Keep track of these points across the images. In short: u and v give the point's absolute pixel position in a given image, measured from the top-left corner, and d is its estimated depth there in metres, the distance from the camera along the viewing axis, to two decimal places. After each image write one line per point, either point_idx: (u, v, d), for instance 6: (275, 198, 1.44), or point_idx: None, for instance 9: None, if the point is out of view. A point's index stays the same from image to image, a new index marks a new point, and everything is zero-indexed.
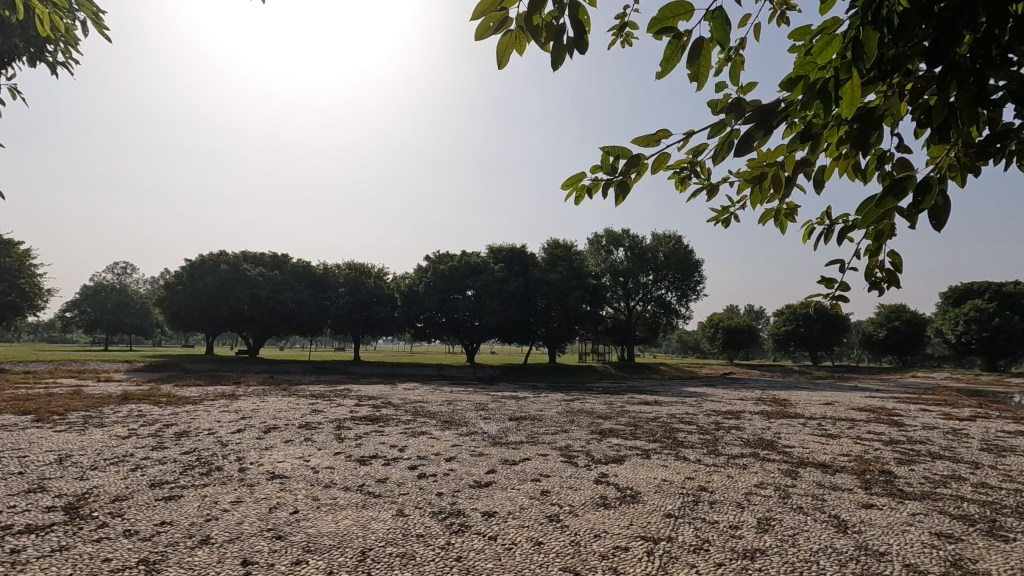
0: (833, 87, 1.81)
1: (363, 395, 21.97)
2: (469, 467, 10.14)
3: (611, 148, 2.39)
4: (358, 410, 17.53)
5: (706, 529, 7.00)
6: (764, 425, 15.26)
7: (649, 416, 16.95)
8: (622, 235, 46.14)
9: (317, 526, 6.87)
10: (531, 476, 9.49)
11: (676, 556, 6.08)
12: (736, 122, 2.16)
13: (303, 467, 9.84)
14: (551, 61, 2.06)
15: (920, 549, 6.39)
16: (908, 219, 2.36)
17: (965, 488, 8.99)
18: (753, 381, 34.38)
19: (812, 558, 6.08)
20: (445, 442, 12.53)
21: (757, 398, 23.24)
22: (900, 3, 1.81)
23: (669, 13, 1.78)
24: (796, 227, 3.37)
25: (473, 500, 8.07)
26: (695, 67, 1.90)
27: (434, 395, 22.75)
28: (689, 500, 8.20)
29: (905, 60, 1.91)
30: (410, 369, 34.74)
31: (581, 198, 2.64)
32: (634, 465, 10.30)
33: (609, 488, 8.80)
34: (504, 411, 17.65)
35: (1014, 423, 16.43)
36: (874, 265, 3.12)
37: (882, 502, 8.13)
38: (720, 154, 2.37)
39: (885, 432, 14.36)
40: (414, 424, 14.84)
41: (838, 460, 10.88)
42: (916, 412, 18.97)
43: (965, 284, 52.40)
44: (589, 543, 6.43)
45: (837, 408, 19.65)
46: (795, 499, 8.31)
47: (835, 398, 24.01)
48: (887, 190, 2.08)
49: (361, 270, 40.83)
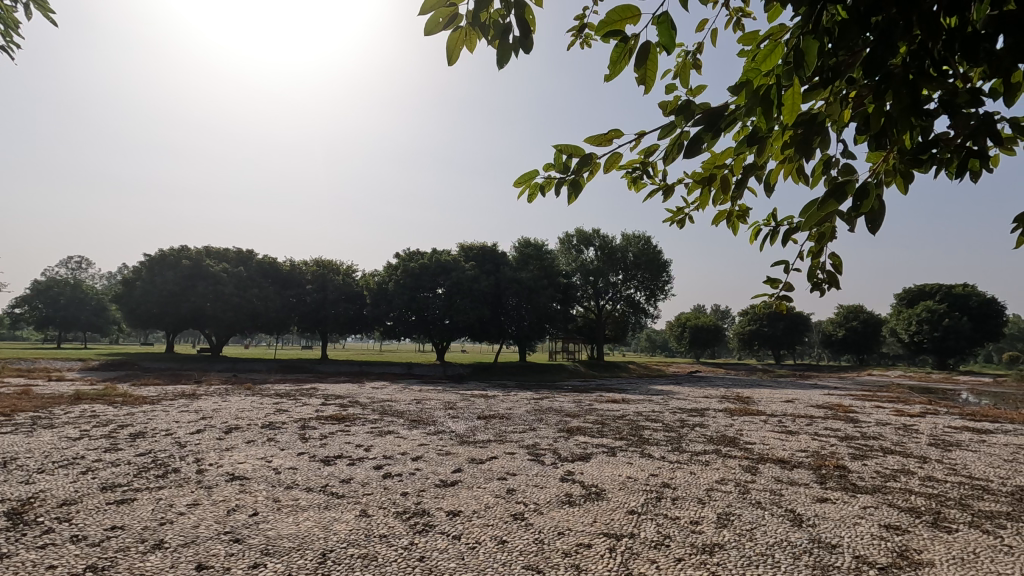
0: (773, 95, 1.86)
1: (330, 394, 21.61)
2: (435, 466, 10.07)
3: (563, 147, 2.40)
4: (323, 409, 17.23)
5: (667, 525, 7.12)
6: (727, 423, 15.61)
7: (617, 414, 17.18)
8: (592, 235, 46.58)
9: (277, 528, 6.73)
10: (497, 475, 9.48)
11: (637, 552, 6.16)
12: (683, 124, 2.19)
13: (264, 468, 9.62)
14: (499, 59, 2.05)
15: (870, 541, 6.64)
16: (847, 223, 2.44)
17: (913, 481, 9.37)
18: (718, 380, 35.09)
19: (767, 552, 6.24)
20: (412, 441, 12.42)
21: (721, 396, 23.73)
22: (837, 14, 1.88)
23: (616, 16, 1.79)
24: (744, 228, 3.45)
25: (438, 500, 8.03)
26: (641, 70, 1.92)
27: (402, 394, 22.53)
28: (652, 496, 8.32)
29: (843, 69, 1.97)
30: (379, 369, 34.29)
31: (534, 197, 2.63)
32: (600, 463, 10.41)
33: (574, 486, 8.88)
34: (473, 410, 17.60)
35: (960, 419, 17.23)
36: (817, 266, 3.22)
37: (836, 496, 8.42)
38: (670, 155, 2.40)
39: (841, 428, 14.88)
40: (381, 423, 14.67)
41: (796, 456, 11.22)
42: (871, 408, 19.70)
43: (918, 286, 54.65)
44: (552, 541, 6.46)
45: (797, 406, 20.24)
46: (754, 494, 8.53)
47: (795, 396, 24.72)
48: (828, 193, 2.14)
49: (329, 267, 40.13)
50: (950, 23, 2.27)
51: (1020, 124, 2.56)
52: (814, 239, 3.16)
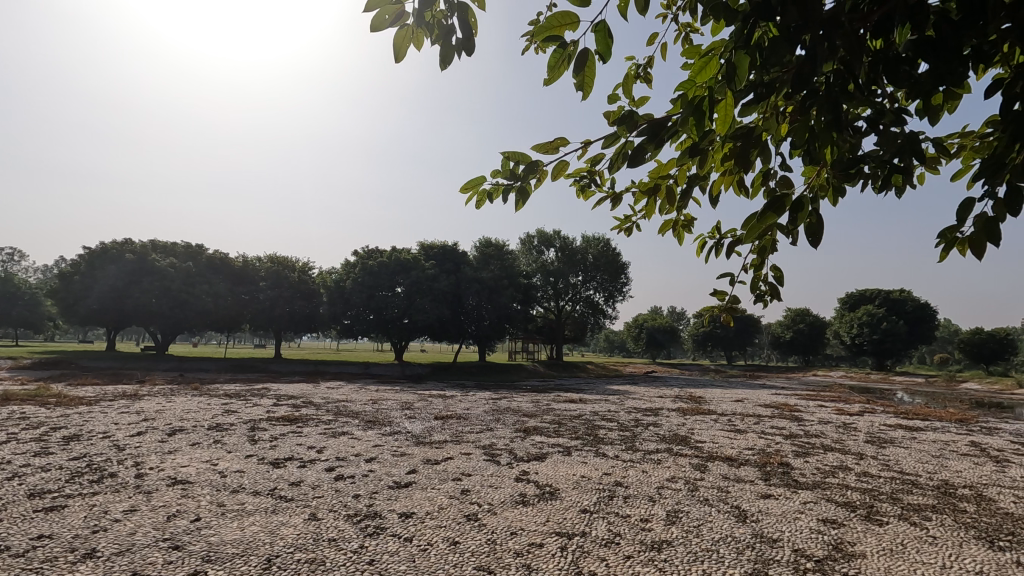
0: (707, 106, 1.93)
1: (282, 394, 21.01)
2: (389, 467, 9.94)
3: (511, 153, 2.39)
4: (275, 410, 16.73)
5: (618, 523, 7.26)
6: (680, 422, 16.02)
7: (573, 413, 17.36)
8: (553, 235, 46.99)
9: (220, 534, 6.50)
10: (452, 475, 9.44)
11: (588, 551, 6.26)
12: (627, 134, 2.23)
13: (209, 472, 9.27)
14: (442, 60, 2.02)
15: (808, 534, 6.94)
16: (784, 235, 2.54)
17: (849, 477, 9.86)
18: (673, 380, 35.89)
19: (712, 547, 6.44)
20: (367, 442, 12.22)
21: (675, 395, 24.31)
22: (769, 31, 1.96)
23: (555, 22, 1.81)
24: (692, 240, 3.53)
25: (391, 502, 7.93)
26: (580, 77, 1.94)
27: (358, 394, 22.12)
28: (604, 495, 8.47)
29: (778, 83, 2.04)
30: (335, 368, 33.56)
31: (481, 202, 2.61)
32: (555, 463, 10.50)
33: (529, 485, 8.94)
34: (430, 410, 17.46)
35: (895, 417, 18.26)
36: (759, 278, 3.33)
37: (779, 493, 8.77)
38: (615, 164, 2.43)
39: (786, 426, 15.50)
40: (335, 424, 14.37)
41: (743, 454, 11.63)
42: (814, 408, 20.58)
43: (859, 292, 57.47)
44: (504, 541, 6.47)
45: (746, 405, 20.94)
46: (702, 491, 8.79)
47: (745, 395, 25.56)
48: (767, 206, 2.21)
49: (284, 263, 39.01)
50: (876, 45, 2.40)
51: (942, 144, 2.73)
52: (755, 251, 3.26)
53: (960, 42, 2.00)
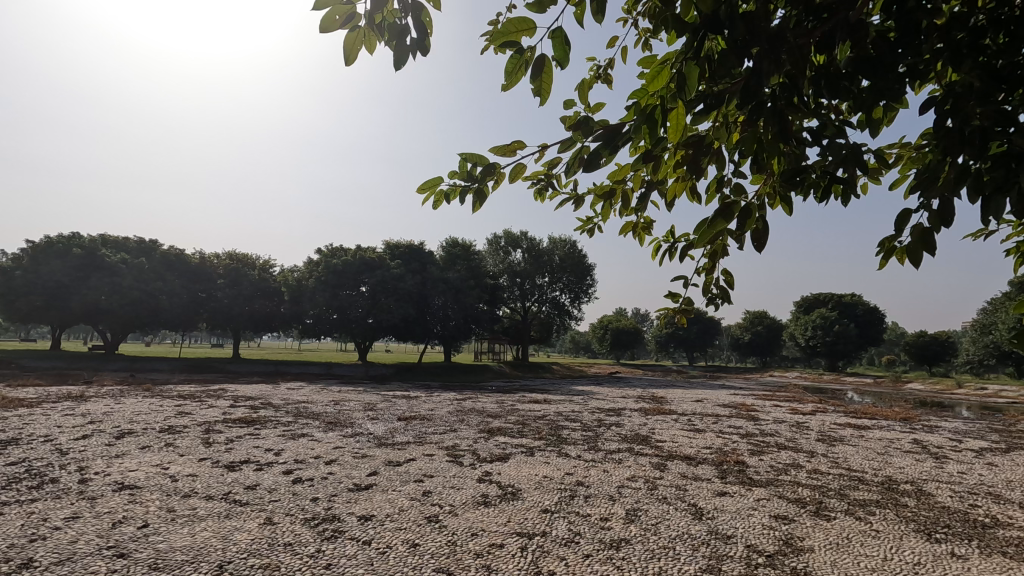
0: (659, 116, 1.97)
1: (240, 395, 20.40)
2: (349, 469, 9.78)
3: (468, 155, 2.38)
4: (232, 411, 16.23)
5: (579, 522, 7.33)
6: (641, 422, 16.30)
7: (537, 414, 17.45)
8: (520, 236, 47.17)
9: (169, 540, 6.27)
10: (414, 477, 9.36)
11: (549, 550, 6.30)
12: (583, 139, 2.25)
13: (159, 476, 8.93)
14: (395, 62, 2.00)
15: (761, 530, 7.17)
16: (734, 240, 2.62)
17: (801, 474, 10.22)
18: (636, 380, 36.52)
19: (669, 544, 6.59)
20: (327, 444, 12.00)
21: (637, 395, 24.72)
22: (717, 44, 2.02)
23: (512, 27, 1.81)
24: (649, 242, 3.59)
25: (350, 505, 7.80)
26: (537, 82, 1.94)
27: (320, 395, 21.70)
28: (566, 495, 8.55)
29: (729, 94, 2.09)
30: (296, 368, 32.83)
31: (438, 204, 2.59)
32: (518, 463, 10.53)
33: (490, 486, 8.92)
34: (393, 411, 17.28)
35: (844, 416, 19.04)
36: (710, 282, 3.42)
37: (734, 490, 9.03)
38: (571, 170, 2.44)
39: (743, 426, 15.96)
40: (295, 426, 14.04)
41: (701, 452, 11.91)
42: (770, 407, 21.27)
43: (813, 295, 59.76)
44: (465, 542, 6.46)
45: (706, 405, 21.45)
46: (661, 490, 8.96)
47: (705, 395, 26.18)
48: (717, 213, 2.27)
49: (243, 261, 37.89)
50: (822, 59, 2.50)
51: (883, 155, 2.86)
52: (707, 255, 3.35)
53: (896, 60, 2.09)
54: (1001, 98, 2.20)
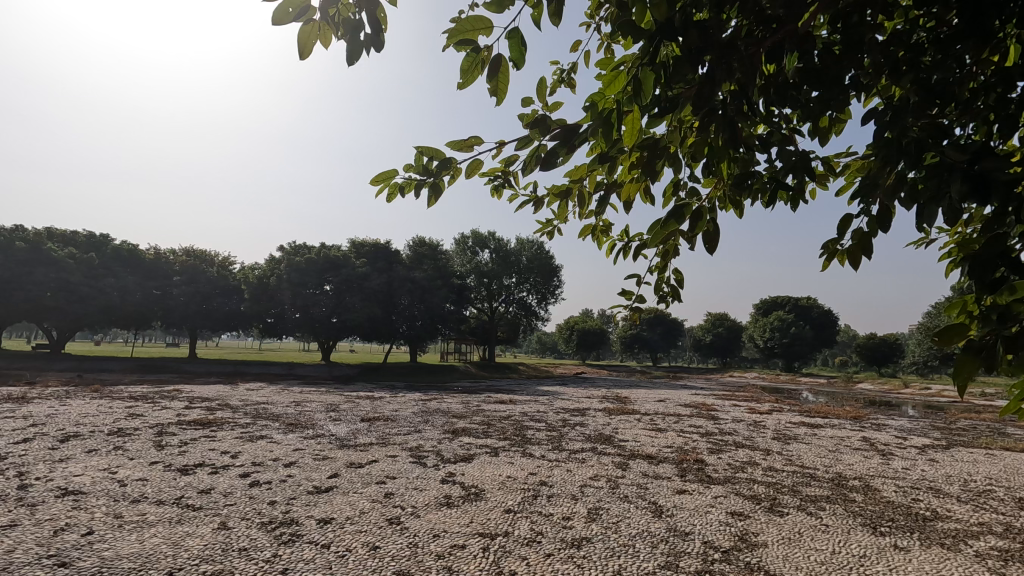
0: (615, 118, 1.99)
1: (196, 396, 19.71)
2: (309, 471, 9.59)
3: (424, 148, 2.32)
4: (186, 413, 15.66)
5: (541, 521, 7.37)
6: (605, 422, 16.50)
7: (503, 414, 17.46)
8: (488, 237, 47.20)
9: (116, 547, 6.02)
10: (376, 479, 9.23)
11: (510, 550, 6.30)
12: (541, 137, 2.26)
13: (106, 481, 8.55)
14: (349, 54, 1.95)
15: (718, 527, 7.35)
16: (687, 241, 2.67)
17: (757, 471, 10.54)
18: (601, 381, 36.99)
19: (629, 542, 6.69)
20: (287, 446, 11.72)
21: (602, 396, 25.02)
22: (673, 51, 2.06)
23: (468, 26, 1.81)
24: (605, 240, 3.64)
25: (309, 507, 7.64)
26: (494, 81, 1.92)
27: (280, 396, 21.15)
28: (529, 494, 8.57)
29: (682, 99, 2.15)
30: (256, 369, 31.96)
31: (393, 198, 2.51)
32: (482, 464, 10.51)
33: (454, 487, 8.87)
34: (356, 412, 16.99)
35: (799, 415, 19.74)
36: (662, 280, 3.48)
37: (693, 488, 9.24)
38: (528, 168, 2.42)
39: (703, 425, 16.33)
40: (253, 428, 13.66)
41: (662, 451, 12.14)
42: (729, 407, 21.85)
43: (771, 299, 61.72)
44: (426, 544, 6.41)
45: (668, 405, 21.87)
46: (622, 488, 9.08)
47: (667, 395, 26.70)
48: (670, 214, 2.31)
49: (201, 257, 36.68)
50: (769, 69, 2.59)
51: (829, 163, 2.99)
52: (660, 254, 3.40)
53: (840, 75, 2.21)
54: (932, 111, 2.34)
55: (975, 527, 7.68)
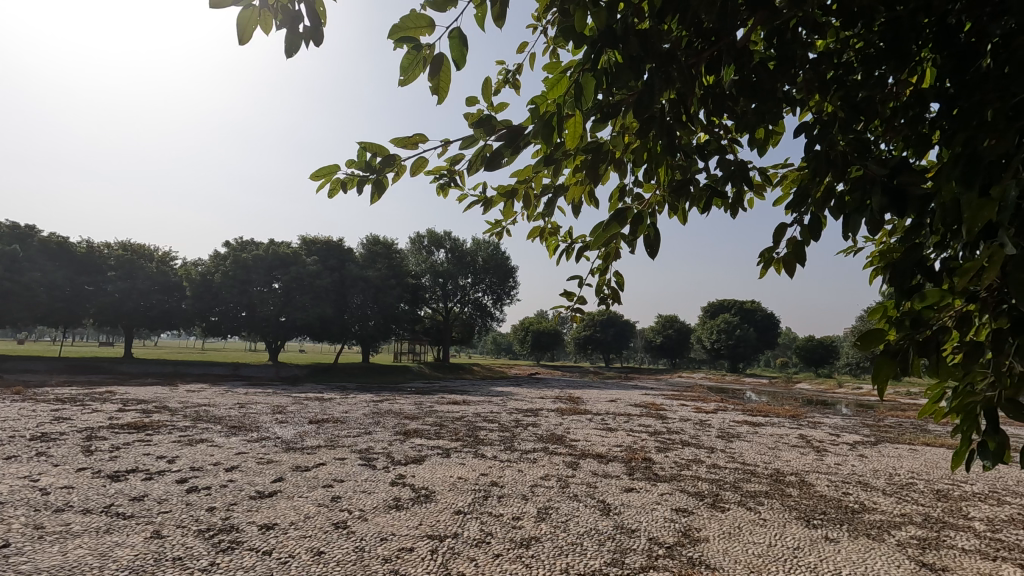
0: (557, 122, 2.02)
1: (130, 398, 18.69)
2: (252, 476, 9.25)
3: (367, 145, 2.27)
4: (119, 416, 14.81)
5: (490, 522, 7.37)
6: (557, 422, 16.66)
7: (455, 415, 17.34)
8: (443, 236, 46.96)
9: (36, 560, 5.63)
10: (323, 482, 9.00)
11: (459, 552, 6.27)
12: (486, 137, 2.25)
13: (27, 490, 7.98)
14: (287, 47, 1.87)
15: (662, 523, 7.56)
16: (629, 246, 2.72)
17: (701, 469, 10.90)
18: (554, 382, 37.38)
19: (577, 541, 6.77)
20: (229, 449, 11.27)
21: (555, 396, 25.32)
22: (616, 58, 2.11)
23: (411, 24, 1.79)
24: (551, 243, 3.67)
25: (250, 513, 7.37)
26: (436, 81, 1.90)
27: (223, 397, 20.35)
28: (479, 495, 8.56)
29: (622, 107, 2.21)
30: (198, 369, 30.60)
31: (336, 193, 2.43)
32: (433, 465, 10.43)
33: (404, 489, 8.75)
34: (304, 414, 16.54)
35: (742, 414, 20.55)
36: (604, 282, 3.55)
37: (640, 486, 9.46)
38: (474, 168, 2.40)
39: (651, 424, 16.76)
40: (193, 431, 13.07)
41: (611, 451, 12.38)
42: (676, 406, 22.52)
43: (718, 302, 64.03)
44: (373, 548, 6.30)
45: (618, 405, 22.31)
46: (572, 487, 9.21)
47: (618, 395, 27.26)
48: (612, 217, 2.35)
49: (139, 252, 34.72)
50: (708, 80, 2.69)
51: (765, 173, 3.11)
52: (602, 258, 3.46)
53: (774, 88, 2.31)
54: (855, 126, 2.48)
55: (897, 518, 8.20)
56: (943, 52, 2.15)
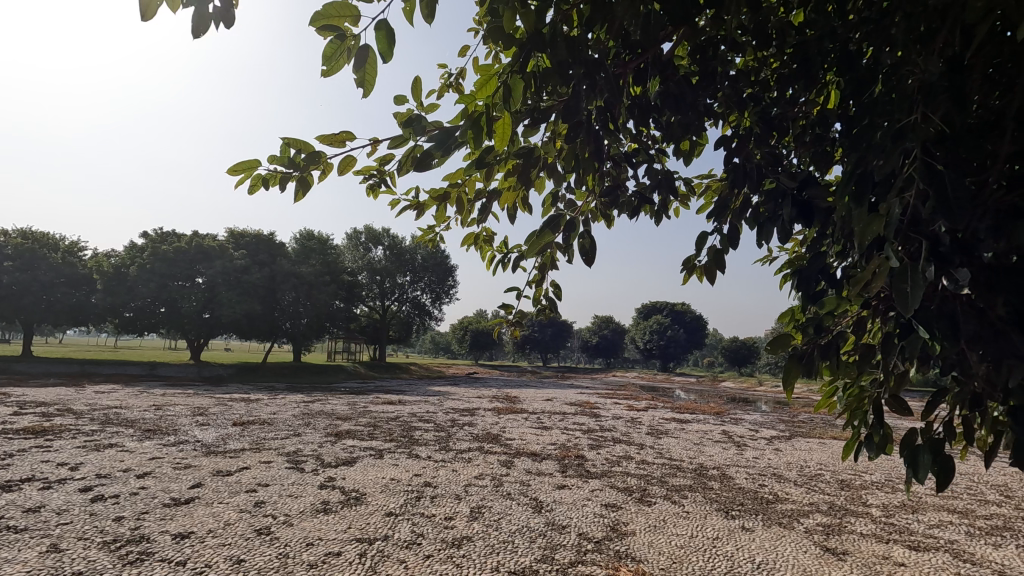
0: (485, 122, 1.99)
1: (29, 401, 17.08)
2: (167, 482, 8.68)
3: (291, 140, 2.16)
4: (14, 420, 13.47)
5: (422, 523, 7.29)
6: (493, 421, 16.72)
7: (390, 415, 17.03)
8: (382, 233, 46.06)
9: None
10: (246, 487, 8.59)
11: (388, 554, 6.17)
12: (417, 137, 2.20)
13: None
14: (193, 25, 1.73)
15: (592, 518, 7.75)
16: (562, 253, 2.73)
17: (631, 465, 11.28)
18: (492, 381, 37.56)
19: (508, 539, 6.82)
20: (142, 454, 10.53)
21: (492, 395, 25.44)
22: (544, 64, 2.12)
23: (334, 12, 1.73)
24: (486, 251, 3.63)
25: (164, 522, 6.92)
26: (360, 72, 1.84)
27: (137, 399, 19.00)
28: (412, 496, 8.46)
29: (551, 112, 2.22)
30: (109, 369, 28.39)
31: (257, 190, 2.28)
32: (364, 467, 10.20)
33: (333, 492, 8.49)
34: (228, 416, 15.74)
35: (670, 411, 21.45)
36: (538, 291, 3.56)
37: (572, 482, 9.67)
38: (404, 170, 2.34)
39: (585, 422, 17.18)
40: (102, 435, 12.11)
41: (546, 449, 12.58)
42: (610, 405, 23.16)
43: (651, 304, 66.46)
44: (298, 553, 6.08)
45: (554, 404, 22.71)
46: (506, 486, 9.28)
47: (554, 394, 27.72)
48: (545, 224, 2.32)
49: (41, 241, 31.75)
50: (635, 92, 2.77)
51: (691, 184, 3.24)
52: (537, 267, 3.46)
53: (696, 102, 2.41)
54: (771, 141, 2.63)
55: (806, 507, 8.81)
56: (846, 73, 2.33)
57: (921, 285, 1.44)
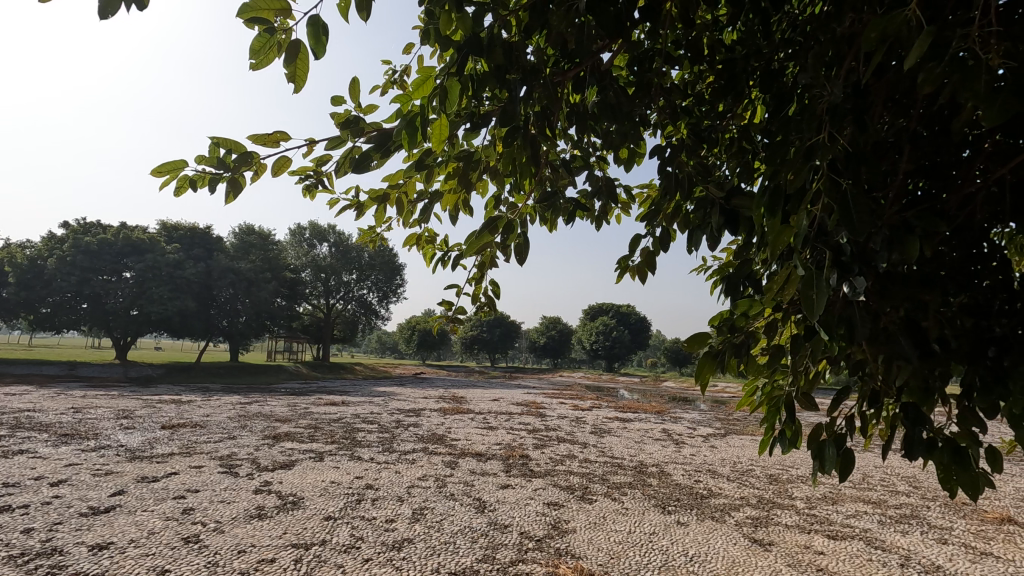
0: (421, 122, 1.99)
1: None
2: (85, 490, 8.12)
3: (220, 139, 2.08)
4: None
5: (362, 526, 7.15)
6: (438, 421, 16.61)
7: (332, 417, 16.60)
8: (328, 230, 44.89)
9: None
10: (173, 493, 8.15)
11: (325, 559, 6.02)
12: (353, 138, 2.17)
13: None
14: (101, 8, 1.64)
15: (534, 517, 7.84)
16: (501, 253, 2.76)
17: (574, 463, 11.48)
18: (438, 381, 37.32)
19: (449, 540, 6.79)
20: (57, 461, 9.79)
21: (439, 396, 25.28)
22: (482, 67, 2.13)
23: (264, 5, 1.69)
24: (428, 252, 3.62)
25: (80, 533, 6.47)
26: (291, 67, 1.79)
27: (54, 401, 17.67)
28: (353, 499, 8.27)
29: (489, 114, 2.24)
30: (21, 369, 26.23)
31: (184, 191, 2.18)
32: (303, 470, 9.89)
33: (268, 497, 8.19)
34: (156, 419, 14.89)
35: (613, 410, 21.97)
36: (478, 291, 3.58)
37: (516, 482, 9.75)
38: (341, 170, 2.30)
39: (530, 422, 17.34)
40: (11, 441, 11.19)
41: (490, 449, 12.62)
42: (556, 404, 23.40)
43: (597, 305, 67.86)
44: (228, 562, 5.84)
45: (501, 403, 22.79)
46: (449, 486, 9.23)
47: (501, 394, 27.82)
48: (484, 225, 2.33)
49: None
50: (573, 98, 2.83)
51: (628, 190, 3.35)
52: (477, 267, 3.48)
53: (631, 111, 2.49)
54: (700, 150, 2.76)
55: (737, 500, 9.24)
56: (769, 91, 2.48)
57: (825, 292, 1.55)
